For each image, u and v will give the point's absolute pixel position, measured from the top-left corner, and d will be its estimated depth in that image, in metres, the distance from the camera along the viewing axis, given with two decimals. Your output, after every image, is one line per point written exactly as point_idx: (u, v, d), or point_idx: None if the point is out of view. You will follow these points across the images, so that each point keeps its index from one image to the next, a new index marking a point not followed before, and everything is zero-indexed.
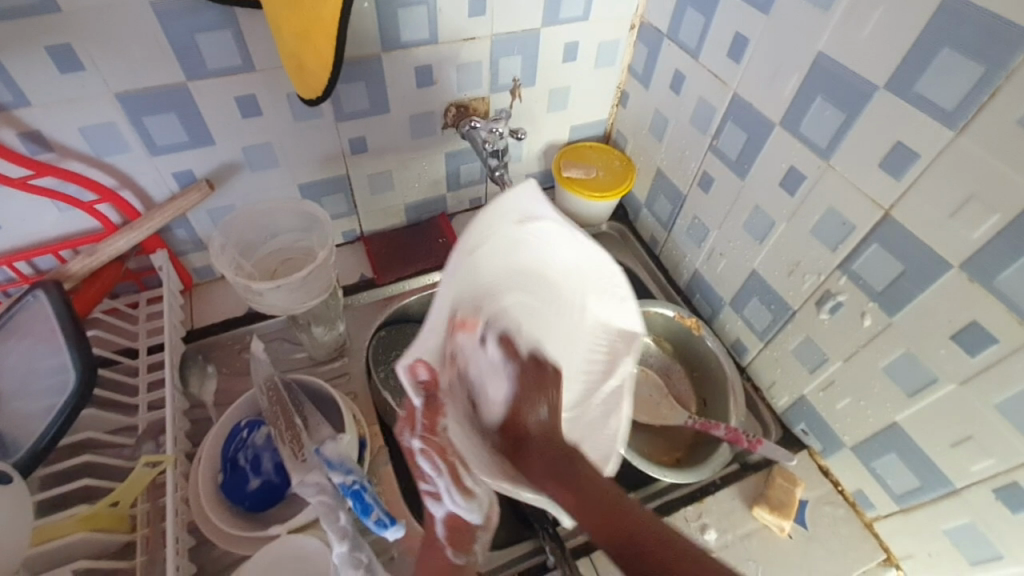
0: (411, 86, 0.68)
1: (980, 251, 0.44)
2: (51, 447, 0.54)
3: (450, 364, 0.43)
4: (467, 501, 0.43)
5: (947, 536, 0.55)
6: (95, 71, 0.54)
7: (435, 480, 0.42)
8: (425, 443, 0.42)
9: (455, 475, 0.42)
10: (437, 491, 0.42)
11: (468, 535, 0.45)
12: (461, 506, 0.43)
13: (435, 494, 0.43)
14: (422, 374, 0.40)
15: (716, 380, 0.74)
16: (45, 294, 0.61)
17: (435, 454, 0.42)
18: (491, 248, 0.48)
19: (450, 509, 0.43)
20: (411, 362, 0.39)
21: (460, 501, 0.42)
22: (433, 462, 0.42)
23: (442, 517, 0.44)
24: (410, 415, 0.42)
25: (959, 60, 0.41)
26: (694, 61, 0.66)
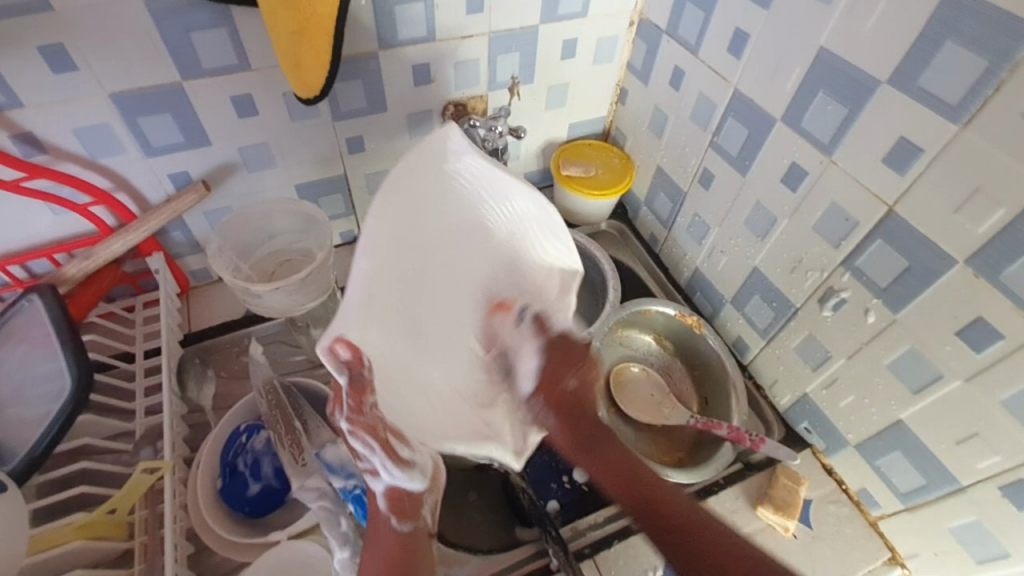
0: (408, 84, 0.67)
1: (985, 246, 0.43)
2: (47, 454, 0.53)
3: (375, 348, 0.39)
4: (404, 471, 0.45)
5: (952, 534, 0.55)
6: (87, 72, 0.53)
7: (370, 456, 0.44)
8: (352, 422, 0.41)
9: (389, 452, 0.43)
10: (376, 467, 0.45)
11: (413, 501, 0.47)
12: (399, 476, 0.45)
13: (373, 469, 0.45)
14: (344, 354, 0.36)
15: (717, 379, 0.73)
16: (40, 299, 0.60)
17: (366, 433, 0.42)
18: (431, 199, 0.45)
19: (388, 482, 0.45)
20: (332, 343, 0.35)
21: (397, 472, 0.44)
22: (364, 439, 0.43)
23: (382, 488, 0.46)
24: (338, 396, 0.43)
25: (964, 53, 0.41)
26: (694, 57, 0.65)
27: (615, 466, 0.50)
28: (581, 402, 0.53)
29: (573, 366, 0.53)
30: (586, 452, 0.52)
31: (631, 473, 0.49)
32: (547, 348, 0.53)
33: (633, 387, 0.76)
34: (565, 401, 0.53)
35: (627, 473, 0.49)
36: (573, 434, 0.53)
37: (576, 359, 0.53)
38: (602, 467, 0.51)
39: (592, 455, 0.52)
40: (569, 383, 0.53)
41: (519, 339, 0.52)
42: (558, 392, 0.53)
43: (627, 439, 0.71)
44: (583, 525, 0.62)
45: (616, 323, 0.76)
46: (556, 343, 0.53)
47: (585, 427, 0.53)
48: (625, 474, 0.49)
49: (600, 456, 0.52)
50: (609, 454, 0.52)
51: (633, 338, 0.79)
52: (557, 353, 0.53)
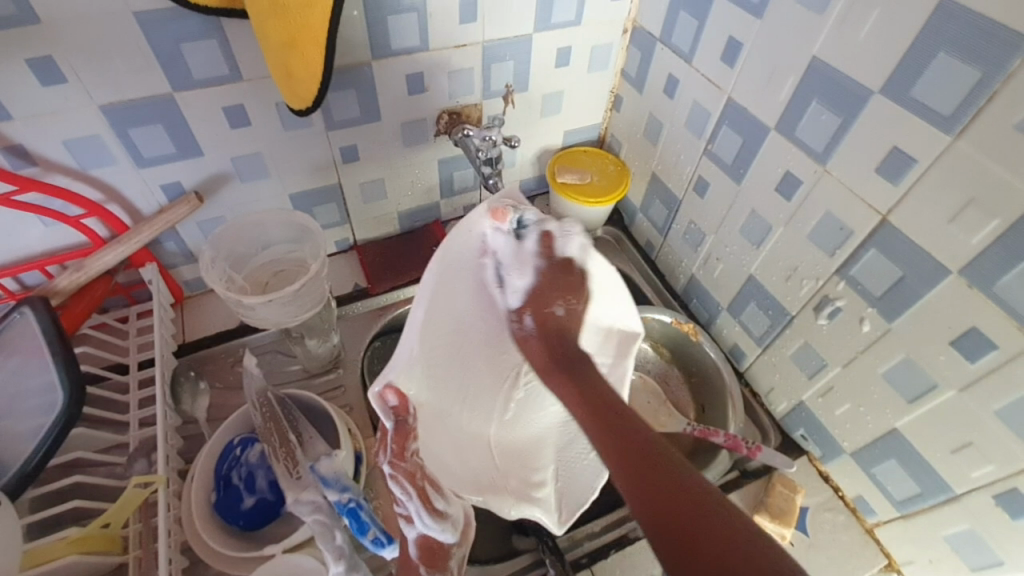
0: (402, 93, 0.67)
1: (979, 257, 0.43)
2: (39, 469, 0.53)
3: (421, 400, 0.51)
4: (438, 521, 0.50)
5: (947, 542, 0.55)
6: (77, 84, 0.53)
7: (406, 503, 0.50)
8: (395, 468, 0.49)
9: (422, 497, 0.50)
10: (409, 512, 0.50)
11: (442, 552, 0.51)
12: (432, 526, 0.50)
13: (406, 514, 0.50)
14: (391, 399, 0.49)
15: (714, 386, 0.73)
16: (32, 312, 0.60)
17: (405, 479, 0.50)
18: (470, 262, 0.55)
19: (421, 530, 0.50)
20: (380, 390, 0.48)
21: (430, 522, 0.50)
22: (403, 486, 0.50)
23: (415, 537, 0.51)
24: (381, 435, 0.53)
25: (956, 65, 0.41)
26: (688, 65, 0.65)
27: (629, 441, 0.37)
28: (572, 284, 0.50)
29: (563, 292, 0.50)
30: (563, 370, 0.45)
31: (643, 457, 0.36)
32: (540, 267, 0.51)
33: (631, 395, 0.76)
34: (548, 322, 0.49)
35: (643, 456, 0.36)
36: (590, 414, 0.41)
37: (569, 284, 0.50)
38: (614, 443, 0.37)
39: (589, 410, 0.41)
40: (556, 309, 0.50)
41: (513, 265, 0.52)
42: (545, 316, 0.49)
43: None
44: (581, 534, 0.61)
45: None
46: (553, 277, 0.51)
47: (557, 347, 0.47)
48: (635, 463, 0.35)
49: (577, 373, 0.45)
50: (625, 428, 0.38)
51: None
52: (542, 282, 0.51)
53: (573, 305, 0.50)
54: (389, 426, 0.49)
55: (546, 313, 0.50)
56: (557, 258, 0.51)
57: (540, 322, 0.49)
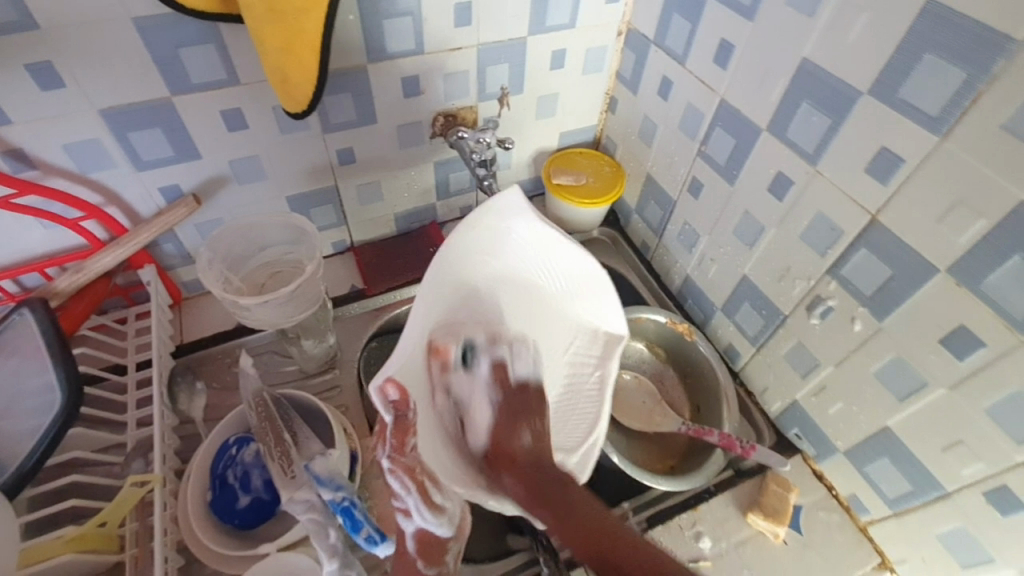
0: (398, 96, 0.68)
1: (967, 256, 0.44)
2: (37, 468, 0.53)
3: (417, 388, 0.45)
4: (436, 516, 0.47)
5: (939, 541, 0.55)
6: (76, 88, 0.54)
7: (405, 497, 0.47)
8: (394, 462, 0.45)
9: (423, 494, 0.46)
10: (409, 508, 0.47)
11: (439, 548, 0.49)
12: (430, 521, 0.48)
13: (406, 509, 0.48)
14: (391, 394, 0.42)
15: (708, 385, 0.74)
16: (31, 313, 0.60)
17: (405, 474, 0.46)
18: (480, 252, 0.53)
19: (419, 524, 0.47)
20: (380, 382, 0.42)
21: (428, 517, 0.47)
22: (402, 480, 0.46)
23: (413, 531, 0.49)
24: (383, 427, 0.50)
25: (943, 66, 0.41)
26: (681, 67, 0.66)
27: (556, 507, 0.43)
28: (531, 408, 0.51)
29: (524, 420, 0.50)
30: (518, 471, 0.46)
31: (589, 529, 0.40)
32: (499, 394, 0.52)
33: (625, 394, 0.76)
34: (511, 457, 0.48)
35: (589, 530, 0.40)
36: (528, 488, 0.44)
37: (524, 410, 0.51)
38: (570, 531, 0.41)
39: (539, 499, 0.44)
40: (522, 439, 0.48)
41: (478, 397, 0.52)
42: (512, 428, 0.49)
43: (618, 446, 0.72)
44: None
45: None
46: (510, 400, 0.51)
47: (534, 475, 0.45)
48: (584, 533, 0.40)
49: (528, 474, 0.46)
50: (567, 506, 0.43)
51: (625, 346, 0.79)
52: (503, 396, 0.52)
53: (530, 418, 0.50)
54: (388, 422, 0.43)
55: (514, 445, 0.48)
56: (512, 385, 0.52)
57: (498, 411, 0.51)
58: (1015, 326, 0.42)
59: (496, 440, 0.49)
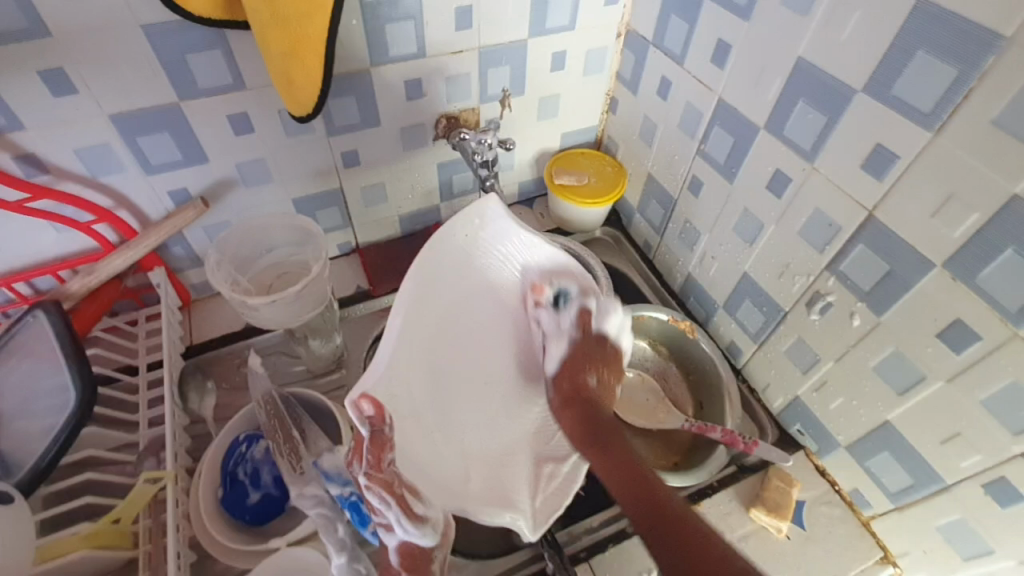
0: (401, 99, 0.69)
1: (961, 250, 0.44)
2: (52, 465, 0.55)
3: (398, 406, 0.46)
4: (419, 527, 0.45)
5: (940, 533, 0.55)
6: (87, 94, 0.55)
7: (385, 512, 0.44)
8: (371, 478, 0.44)
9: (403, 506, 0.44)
10: (389, 522, 0.45)
11: (424, 560, 0.47)
12: (414, 534, 0.45)
13: (387, 524, 0.45)
14: (366, 408, 0.43)
15: (711, 382, 0.74)
16: (45, 315, 0.62)
17: (382, 488, 0.44)
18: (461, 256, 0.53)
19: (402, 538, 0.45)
20: (356, 398, 0.43)
21: (411, 530, 0.44)
22: (381, 496, 0.44)
23: (395, 544, 0.46)
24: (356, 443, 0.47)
25: (934, 62, 0.42)
26: (680, 67, 0.67)
27: (626, 465, 0.47)
28: (602, 355, 0.56)
29: (593, 360, 0.55)
30: (592, 447, 0.50)
31: (657, 507, 0.42)
32: (574, 335, 0.56)
33: (628, 391, 0.77)
34: (578, 395, 0.53)
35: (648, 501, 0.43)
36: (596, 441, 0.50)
37: (596, 354, 0.56)
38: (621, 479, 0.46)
39: (599, 450, 0.49)
40: (590, 380, 0.54)
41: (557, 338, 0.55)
42: (578, 376, 0.55)
43: None
44: (578, 530, 0.63)
45: None
46: (586, 341, 0.56)
47: (590, 411, 0.52)
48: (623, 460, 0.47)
49: (602, 445, 0.49)
50: (619, 454, 0.48)
51: None
52: (576, 347, 0.56)
53: (593, 358, 0.56)
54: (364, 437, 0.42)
55: (582, 383, 0.54)
56: (593, 332, 0.57)
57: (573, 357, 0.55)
58: (1010, 318, 0.43)
59: (569, 390, 0.54)
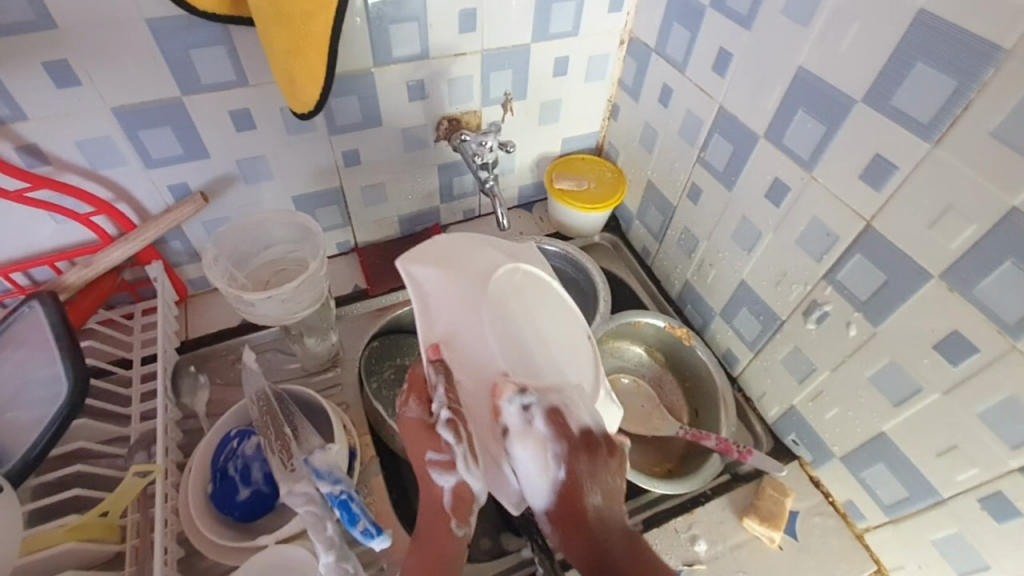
0: (403, 100, 0.69)
1: (957, 262, 0.44)
2: (41, 457, 0.54)
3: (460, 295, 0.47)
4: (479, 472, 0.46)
5: (935, 546, 0.55)
6: (91, 87, 0.55)
7: (453, 449, 0.46)
8: (450, 417, 0.45)
9: (475, 443, 0.45)
10: (453, 457, 0.46)
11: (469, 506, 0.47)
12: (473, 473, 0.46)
13: (450, 462, 0.46)
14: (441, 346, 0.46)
15: (706, 390, 0.74)
16: (40, 306, 0.61)
17: (454, 426, 0.45)
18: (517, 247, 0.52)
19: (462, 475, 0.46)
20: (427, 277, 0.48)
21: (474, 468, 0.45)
22: (453, 433, 0.45)
23: (450, 485, 0.46)
24: (420, 387, 0.50)
25: (934, 75, 0.42)
26: (681, 74, 0.67)
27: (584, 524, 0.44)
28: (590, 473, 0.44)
29: (589, 478, 0.44)
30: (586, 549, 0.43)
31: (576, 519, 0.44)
32: (563, 457, 0.43)
33: (625, 399, 0.78)
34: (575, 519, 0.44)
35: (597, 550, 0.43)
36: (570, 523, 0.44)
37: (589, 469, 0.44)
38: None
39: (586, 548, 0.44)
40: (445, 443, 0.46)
41: (521, 444, 0.43)
42: (576, 504, 0.43)
43: None
44: None
45: (607, 334, 0.77)
46: (563, 492, 0.43)
47: (591, 542, 0.43)
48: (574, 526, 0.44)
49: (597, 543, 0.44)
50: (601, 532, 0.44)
51: (624, 349, 0.81)
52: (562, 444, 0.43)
53: (598, 474, 0.44)
54: (435, 377, 0.45)
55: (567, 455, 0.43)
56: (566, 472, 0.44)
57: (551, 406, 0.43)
58: (1007, 331, 0.43)
59: (567, 516, 0.44)
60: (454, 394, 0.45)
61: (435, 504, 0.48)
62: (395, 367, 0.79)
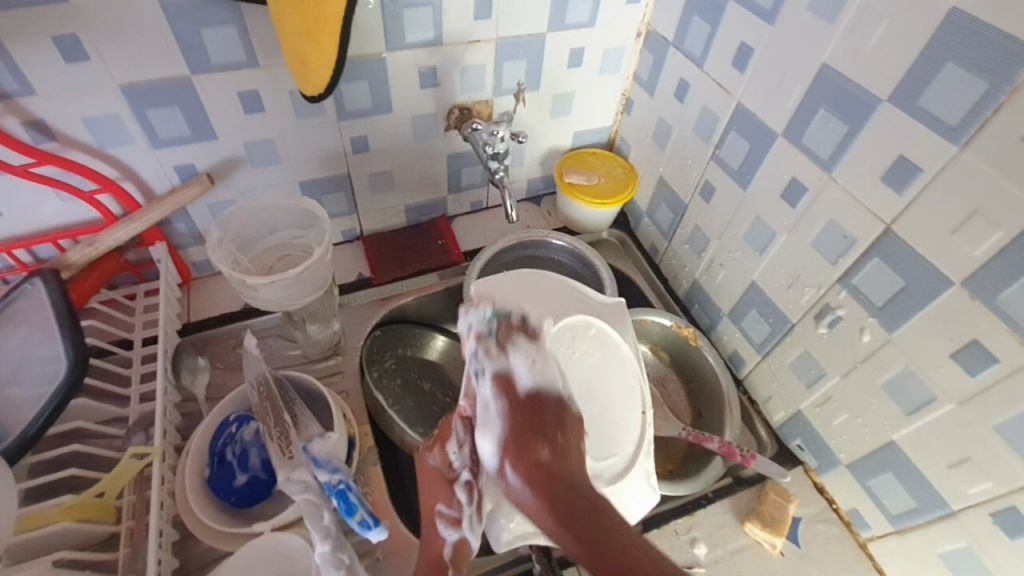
0: (414, 87, 0.68)
1: (981, 269, 0.43)
2: (39, 435, 0.54)
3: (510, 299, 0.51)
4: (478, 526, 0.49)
5: (942, 559, 0.54)
6: (100, 62, 0.55)
7: (462, 506, 0.50)
8: (471, 477, 0.50)
9: (481, 508, 0.49)
10: (461, 515, 0.50)
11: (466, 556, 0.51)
12: (473, 528, 0.50)
13: (457, 517, 0.50)
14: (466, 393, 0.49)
15: (710, 391, 0.73)
16: (42, 283, 0.61)
17: (470, 487, 0.50)
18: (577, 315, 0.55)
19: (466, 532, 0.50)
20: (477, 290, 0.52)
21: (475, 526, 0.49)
22: (466, 493, 0.50)
23: (454, 539, 0.51)
24: (444, 436, 0.53)
25: (964, 75, 0.41)
26: (699, 69, 0.66)
27: (576, 517, 0.33)
28: (558, 421, 0.40)
29: (553, 427, 0.39)
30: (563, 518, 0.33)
31: (547, 475, 0.36)
32: (516, 409, 0.41)
33: None
34: (539, 473, 0.36)
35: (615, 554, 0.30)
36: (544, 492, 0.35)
37: (552, 422, 0.40)
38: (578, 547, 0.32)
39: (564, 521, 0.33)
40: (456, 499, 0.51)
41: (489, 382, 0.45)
42: (534, 438, 0.39)
43: None
44: None
45: None
46: (519, 408, 0.42)
47: (546, 434, 0.39)
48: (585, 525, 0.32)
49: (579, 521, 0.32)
50: (586, 520, 0.32)
51: None
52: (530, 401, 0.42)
53: (568, 436, 0.39)
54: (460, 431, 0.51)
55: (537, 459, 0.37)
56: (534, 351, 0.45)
57: (512, 425, 0.41)
58: None
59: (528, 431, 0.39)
60: (475, 458, 0.50)
61: (436, 555, 0.51)
62: (395, 358, 0.78)
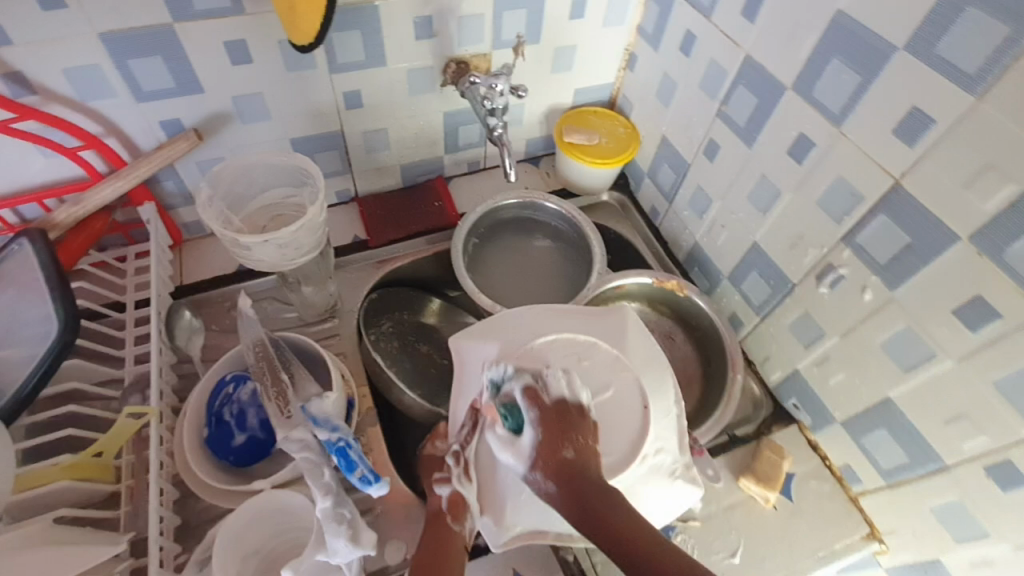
0: (410, 37, 0.65)
1: (992, 224, 0.42)
2: (33, 396, 0.53)
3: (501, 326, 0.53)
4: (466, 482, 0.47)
5: (933, 513, 0.55)
6: (78, 8, 0.51)
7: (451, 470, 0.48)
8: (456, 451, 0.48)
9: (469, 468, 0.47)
10: (450, 474, 0.48)
11: (465, 508, 0.47)
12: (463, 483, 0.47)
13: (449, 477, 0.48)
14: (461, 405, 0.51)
15: (714, 342, 0.72)
16: (30, 243, 0.59)
17: (459, 461, 0.48)
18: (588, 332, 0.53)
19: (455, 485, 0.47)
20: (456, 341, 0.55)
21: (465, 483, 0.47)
22: (455, 458, 0.48)
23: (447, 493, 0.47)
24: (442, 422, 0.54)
25: (987, 20, 0.39)
26: (706, 21, 0.63)
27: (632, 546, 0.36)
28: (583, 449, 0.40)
29: (580, 465, 0.39)
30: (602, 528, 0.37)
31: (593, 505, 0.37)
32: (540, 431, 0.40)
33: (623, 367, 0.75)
34: (564, 471, 0.39)
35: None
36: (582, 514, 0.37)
37: (577, 468, 0.39)
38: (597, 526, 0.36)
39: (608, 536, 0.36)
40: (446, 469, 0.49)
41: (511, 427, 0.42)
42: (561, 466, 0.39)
43: None
44: None
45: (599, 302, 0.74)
46: (548, 418, 0.41)
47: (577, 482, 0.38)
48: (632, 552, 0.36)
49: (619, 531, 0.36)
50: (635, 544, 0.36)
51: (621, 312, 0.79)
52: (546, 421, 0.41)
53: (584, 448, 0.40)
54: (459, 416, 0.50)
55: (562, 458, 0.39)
56: (547, 404, 0.42)
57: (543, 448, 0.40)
58: None
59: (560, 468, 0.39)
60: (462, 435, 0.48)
61: (436, 509, 0.48)
62: (393, 320, 0.77)
